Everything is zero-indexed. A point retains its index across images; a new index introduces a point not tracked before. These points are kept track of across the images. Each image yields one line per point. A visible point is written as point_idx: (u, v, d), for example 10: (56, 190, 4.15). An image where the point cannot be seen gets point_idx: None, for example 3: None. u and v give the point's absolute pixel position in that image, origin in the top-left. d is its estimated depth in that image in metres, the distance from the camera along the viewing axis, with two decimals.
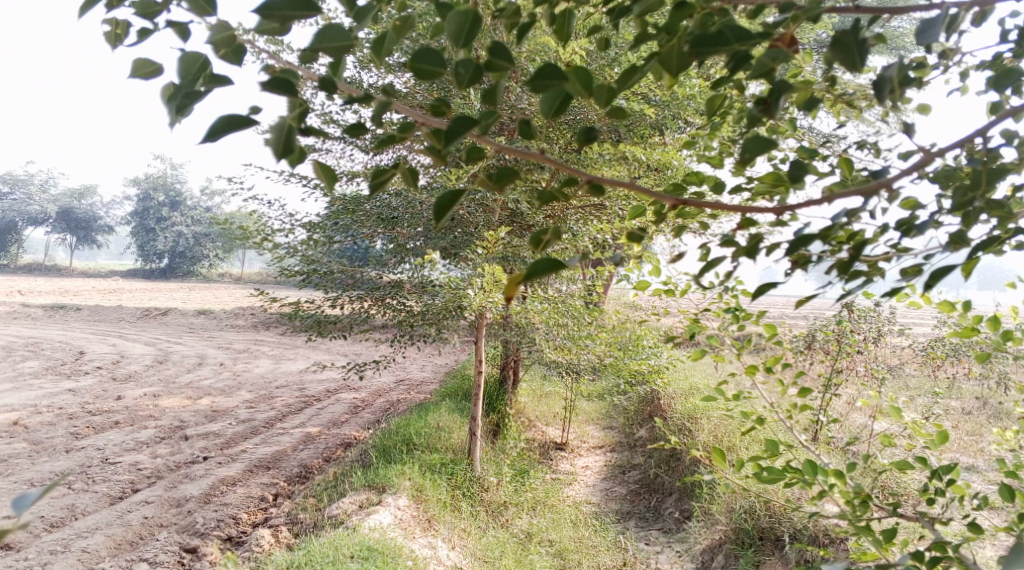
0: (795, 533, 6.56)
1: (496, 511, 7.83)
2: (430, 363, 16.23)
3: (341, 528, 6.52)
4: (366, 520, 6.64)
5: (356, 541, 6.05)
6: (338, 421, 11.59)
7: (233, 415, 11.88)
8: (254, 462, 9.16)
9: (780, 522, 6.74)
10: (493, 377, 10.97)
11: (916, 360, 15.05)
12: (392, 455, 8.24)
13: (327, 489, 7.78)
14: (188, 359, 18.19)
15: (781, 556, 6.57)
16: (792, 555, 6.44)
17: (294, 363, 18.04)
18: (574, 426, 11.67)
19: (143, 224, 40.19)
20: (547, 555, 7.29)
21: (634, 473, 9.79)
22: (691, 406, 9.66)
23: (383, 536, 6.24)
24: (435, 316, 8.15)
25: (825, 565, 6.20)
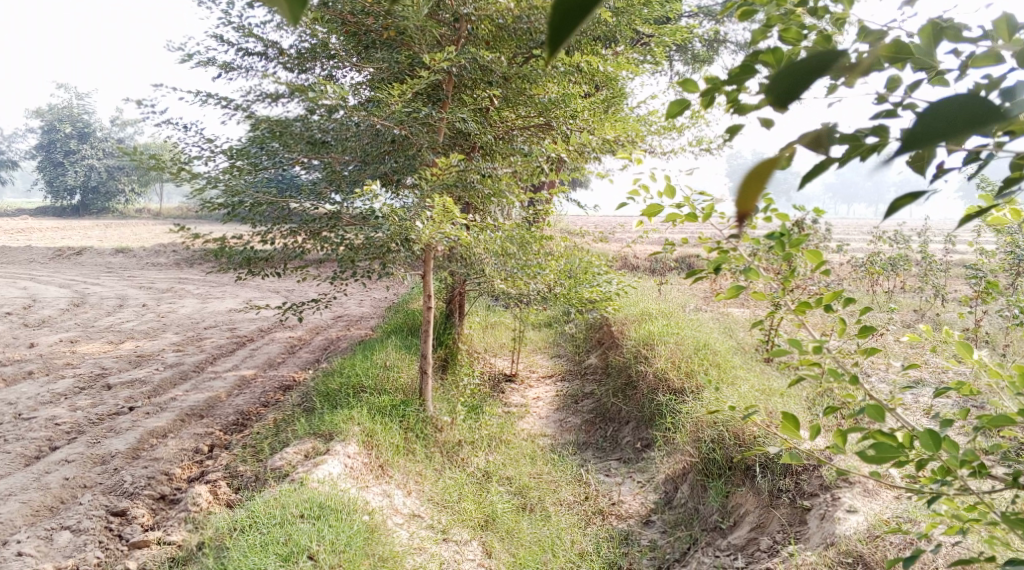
0: (767, 462, 6.17)
1: (452, 451, 7.41)
2: (368, 298, 15.58)
3: (287, 482, 5.96)
4: (314, 472, 6.11)
5: (304, 497, 5.53)
6: (275, 362, 10.96)
7: (159, 360, 11.13)
8: (185, 410, 8.52)
9: (751, 451, 6.32)
10: (438, 310, 10.46)
11: (856, 276, 15.02)
12: (337, 399, 7.69)
13: (268, 438, 7.21)
14: (107, 301, 17.14)
15: (752, 486, 6.24)
16: (765, 484, 6.14)
17: (222, 301, 17.18)
18: (523, 355, 11.27)
19: (49, 159, 37.89)
20: (508, 494, 6.92)
21: (587, 403, 9.45)
22: (647, 331, 9.29)
23: (334, 488, 5.75)
24: (379, 249, 7.55)
25: (801, 497, 5.93)
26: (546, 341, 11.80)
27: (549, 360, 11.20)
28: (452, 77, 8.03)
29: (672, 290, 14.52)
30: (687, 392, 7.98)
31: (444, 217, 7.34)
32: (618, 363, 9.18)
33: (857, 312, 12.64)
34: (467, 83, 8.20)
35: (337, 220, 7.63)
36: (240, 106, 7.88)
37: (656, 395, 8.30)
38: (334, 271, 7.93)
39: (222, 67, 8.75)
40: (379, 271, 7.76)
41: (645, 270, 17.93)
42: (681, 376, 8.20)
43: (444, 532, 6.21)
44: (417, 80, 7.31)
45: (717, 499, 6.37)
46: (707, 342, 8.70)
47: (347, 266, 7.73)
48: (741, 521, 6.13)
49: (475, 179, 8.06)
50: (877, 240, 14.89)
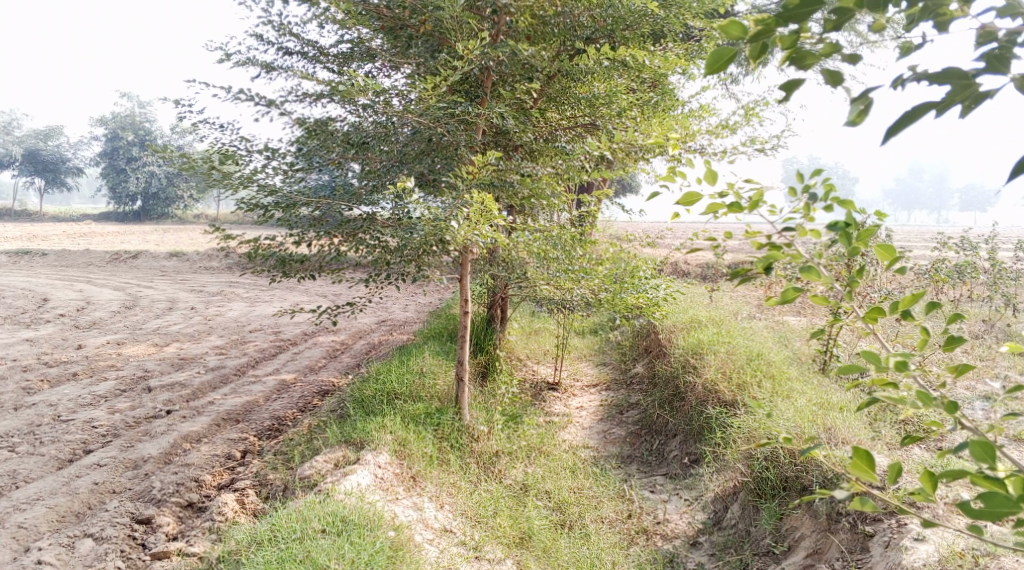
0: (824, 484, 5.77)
1: (488, 462, 7.13)
2: (413, 303, 15.39)
3: (314, 492, 5.76)
4: (342, 482, 5.89)
5: (329, 509, 5.34)
6: (316, 366, 10.81)
7: (201, 363, 11.07)
8: (221, 414, 8.39)
9: (807, 471, 5.92)
10: (480, 315, 10.20)
11: (918, 283, 14.35)
12: (371, 405, 7.46)
13: (300, 445, 7.02)
14: (157, 304, 17.24)
15: (809, 510, 5.84)
16: (823, 506, 5.74)
17: (269, 305, 17.17)
18: (567, 362, 10.94)
19: (112, 165, 38.72)
20: (546, 509, 6.66)
21: (632, 414, 9.09)
22: (696, 339, 8.89)
23: (360, 501, 5.51)
24: (414, 252, 7.33)
25: (859, 522, 5.53)
26: (592, 348, 11.44)
27: (594, 368, 10.83)
28: (491, 72, 7.81)
29: (724, 298, 14.03)
30: (738, 404, 7.59)
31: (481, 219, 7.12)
32: (664, 372, 8.80)
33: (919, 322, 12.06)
34: (507, 78, 7.94)
35: (372, 223, 7.42)
36: (277, 105, 7.73)
37: (705, 406, 7.91)
38: (370, 274, 7.71)
39: (261, 66, 8.63)
40: (415, 275, 7.53)
41: (697, 278, 17.43)
42: (733, 387, 7.80)
43: (476, 549, 5.93)
44: (450, 72, 7.09)
45: (770, 521, 5.97)
46: (760, 352, 8.27)
47: (383, 270, 7.50)
48: (796, 546, 5.76)
49: (515, 180, 7.79)
50: (941, 247, 14.22)
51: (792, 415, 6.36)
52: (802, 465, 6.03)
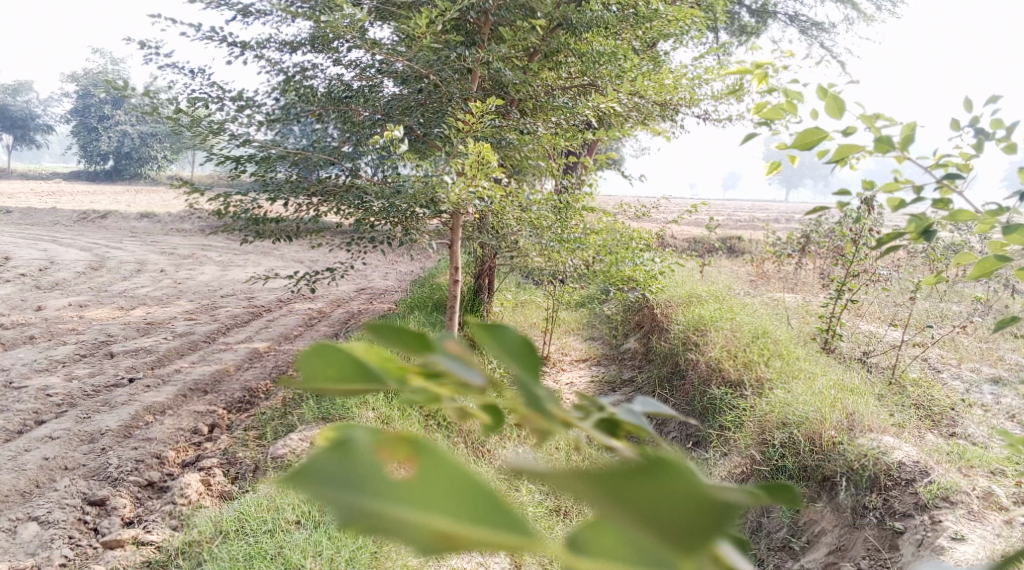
0: (850, 475, 5.31)
1: (477, 442, 6.60)
2: (394, 271, 14.77)
3: None
4: None
5: (303, 497, 4.84)
6: (291, 335, 10.21)
7: (169, 328, 10.42)
8: (189, 383, 7.78)
9: (831, 460, 5.43)
10: (467, 285, 9.63)
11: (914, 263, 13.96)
12: (351, 379, 6.88)
13: (273, 420, 6.44)
14: (126, 266, 16.48)
15: (831, 503, 5.36)
16: (847, 500, 5.30)
17: (243, 270, 16.48)
18: (556, 336, 10.40)
19: (84, 123, 37.50)
20: (539, 494, 6.17)
21: (627, 391, 8.59)
22: (696, 315, 8.35)
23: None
24: (401, 213, 6.72)
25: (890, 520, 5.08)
26: (580, 322, 10.91)
27: (583, 342, 10.31)
28: (487, 17, 7.20)
29: (716, 273, 13.55)
30: (745, 386, 7.10)
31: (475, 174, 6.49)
32: (661, 350, 8.26)
33: (919, 302, 11.64)
34: (505, 24, 7.30)
35: (354, 181, 6.76)
36: (253, 48, 7.08)
37: (708, 387, 7.40)
38: (351, 236, 7.07)
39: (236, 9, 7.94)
40: (402, 239, 6.91)
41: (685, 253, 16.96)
42: (739, 367, 7.30)
43: (466, 539, 5.41)
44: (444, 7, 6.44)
45: (784, 512, 5.50)
46: (766, 330, 7.79)
47: (365, 232, 6.88)
48: (816, 542, 5.31)
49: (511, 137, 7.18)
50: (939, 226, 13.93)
51: (813, 399, 5.85)
52: (824, 454, 5.54)
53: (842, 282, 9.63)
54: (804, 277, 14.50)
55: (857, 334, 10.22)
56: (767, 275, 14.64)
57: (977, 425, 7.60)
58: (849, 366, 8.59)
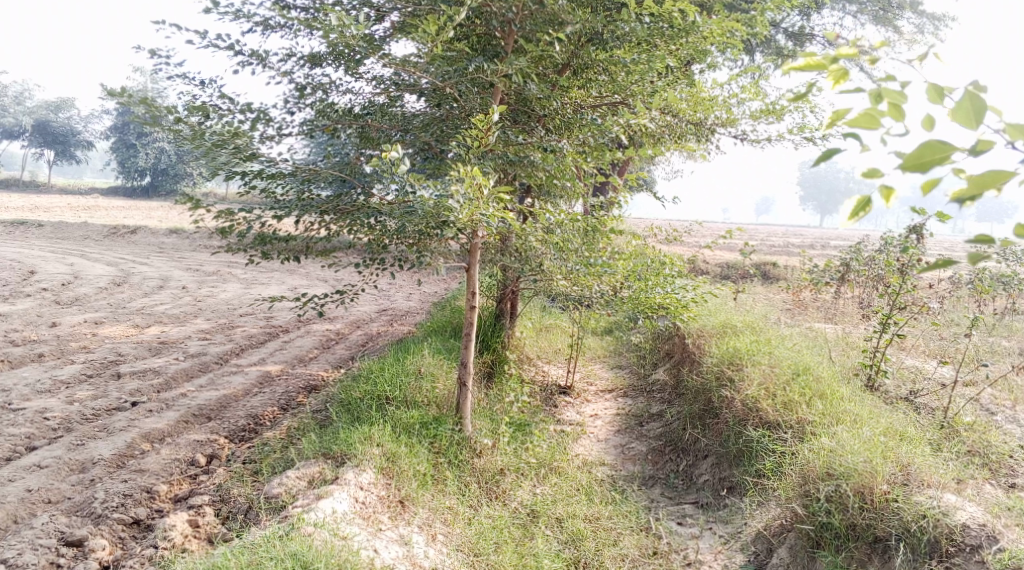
0: (907, 539, 4.86)
1: (491, 482, 6.15)
2: (418, 292, 14.39)
3: (279, 523, 4.78)
4: (313, 510, 4.92)
5: (289, 550, 4.46)
6: (306, 358, 9.81)
7: (181, 348, 10.08)
8: (192, 408, 7.39)
9: (885, 520, 4.96)
10: (489, 310, 9.18)
11: (960, 295, 13.31)
12: (358, 411, 6.43)
13: (274, 454, 6.03)
14: (149, 281, 16.21)
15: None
16: (906, 567, 4.84)
17: (266, 288, 16.19)
18: (581, 363, 9.92)
19: (121, 138, 37.78)
20: (556, 543, 5.77)
21: (654, 426, 8.07)
22: (731, 346, 7.75)
23: (330, 543, 4.60)
24: (415, 234, 6.30)
25: None
26: (608, 349, 10.40)
27: (610, 371, 9.81)
28: (513, 28, 6.81)
29: (751, 301, 12.99)
30: (784, 428, 6.60)
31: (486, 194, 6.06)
32: (693, 384, 7.72)
33: (965, 336, 11.03)
34: (531, 34, 6.88)
35: (366, 202, 6.36)
36: (266, 58, 6.73)
37: (744, 428, 6.86)
38: (362, 258, 6.65)
39: (254, 21, 7.62)
40: (415, 261, 6.47)
41: (718, 278, 16.36)
42: (777, 407, 6.76)
43: None
44: (457, 13, 6.02)
45: None
46: (807, 366, 7.23)
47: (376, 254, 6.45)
48: None
49: (536, 156, 6.75)
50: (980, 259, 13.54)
51: (862, 447, 5.30)
52: (877, 511, 5.05)
53: (888, 314, 9.04)
54: (843, 306, 13.85)
55: (901, 371, 9.62)
56: (803, 303, 14.02)
57: None
58: (895, 406, 8.02)
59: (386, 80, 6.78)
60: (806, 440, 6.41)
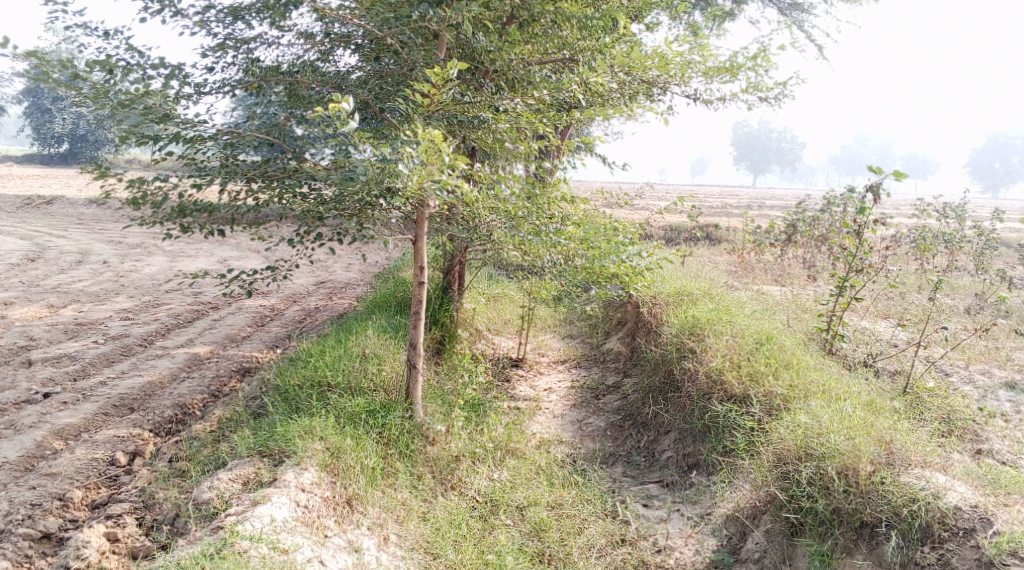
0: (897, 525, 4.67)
1: (446, 470, 5.70)
2: (356, 263, 13.75)
3: (211, 541, 4.30)
4: (252, 523, 4.44)
5: None
6: (237, 337, 9.15)
7: (100, 330, 9.32)
8: (113, 396, 6.75)
9: (871, 505, 4.76)
10: (436, 282, 8.64)
11: (905, 254, 13.26)
12: (296, 400, 5.88)
13: (203, 451, 5.47)
14: (65, 256, 15.16)
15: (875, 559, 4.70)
16: (896, 556, 4.62)
17: (193, 261, 15.31)
18: (531, 333, 9.49)
19: (34, 103, 35.68)
20: (519, 536, 5.37)
21: (611, 399, 7.71)
22: (690, 316, 7.38)
23: (268, 563, 4.24)
24: (354, 206, 5.73)
25: None
26: (558, 318, 9.98)
27: (561, 341, 9.41)
28: None
29: (701, 265, 12.69)
30: (752, 401, 6.28)
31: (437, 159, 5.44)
32: (652, 356, 7.35)
33: (914, 298, 10.93)
34: None
35: (299, 167, 5.69)
36: (181, 8, 6.00)
37: (709, 402, 6.51)
38: (296, 231, 6.03)
39: None
40: (354, 235, 5.87)
41: (662, 242, 16.04)
42: (743, 379, 6.43)
43: None
44: None
45: (816, 566, 4.83)
46: (770, 335, 6.93)
47: (312, 227, 5.83)
48: None
49: (488, 117, 6.20)
50: (920, 216, 13.56)
51: (843, 435, 5.06)
52: (864, 495, 4.83)
53: (845, 277, 8.79)
54: (789, 267, 13.65)
55: (855, 334, 9.44)
56: (749, 265, 13.78)
57: (999, 441, 6.84)
58: (856, 372, 7.79)
59: (317, 34, 6.14)
60: (777, 415, 6.10)
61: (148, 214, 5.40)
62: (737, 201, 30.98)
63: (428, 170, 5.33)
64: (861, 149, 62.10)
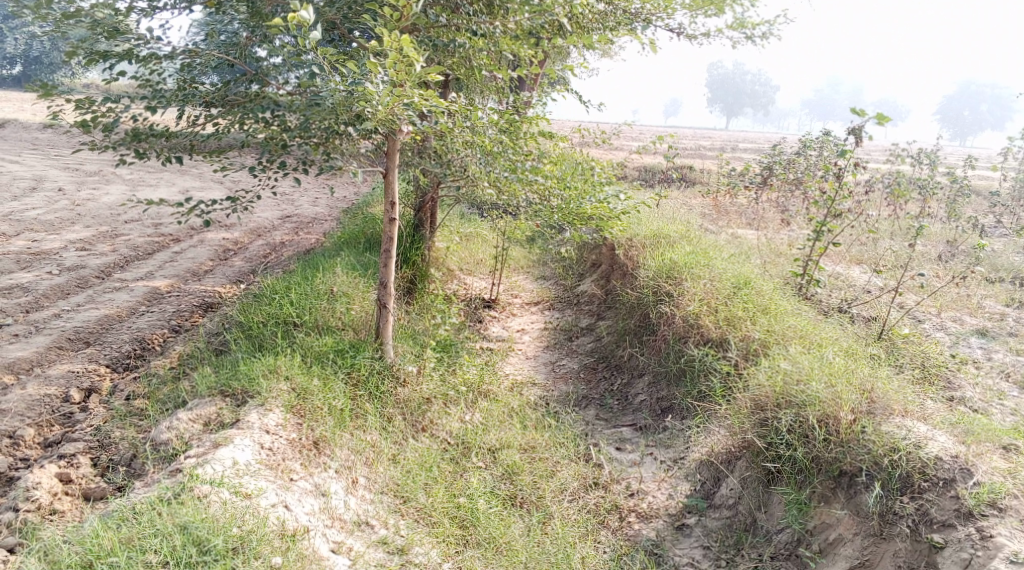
0: (879, 478, 4.59)
1: (417, 412, 5.53)
2: (325, 198, 13.39)
3: (169, 486, 4.12)
4: (212, 467, 4.25)
5: (178, 521, 3.91)
6: (200, 271, 8.85)
7: (55, 260, 8.96)
8: (68, 330, 6.47)
9: (852, 456, 4.69)
10: (407, 220, 8.37)
11: (881, 201, 13.16)
12: (261, 338, 5.65)
13: (162, 389, 5.24)
14: (19, 182, 14.59)
15: (854, 509, 4.64)
16: (875, 506, 4.56)
17: (155, 193, 14.82)
18: (504, 274, 9.28)
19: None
20: (491, 479, 5.23)
21: (585, 341, 7.57)
22: (667, 258, 7.22)
23: (228, 509, 4.07)
24: (322, 135, 5.41)
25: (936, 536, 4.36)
26: (532, 259, 9.78)
27: (535, 282, 9.22)
28: None
29: (676, 208, 12.51)
30: (729, 346, 6.18)
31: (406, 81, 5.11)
32: (628, 299, 7.20)
33: (890, 245, 10.86)
34: None
35: (263, 91, 5.35)
36: None
37: (685, 346, 6.40)
38: (259, 159, 5.73)
39: None
40: (321, 166, 5.58)
41: (636, 183, 15.82)
42: (720, 323, 6.31)
43: (403, 551, 4.48)
44: None
45: (792, 514, 4.78)
46: (748, 279, 6.80)
47: (277, 155, 5.52)
48: (833, 552, 4.60)
49: (464, 43, 5.87)
50: (896, 162, 13.46)
51: (825, 387, 4.93)
52: (845, 446, 4.76)
53: (823, 221, 8.65)
54: (764, 211, 13.52)
55: (830, 280, 9.35)
56: (723, 208, 13.62)
57: (973, 390, 6.81)
58: (831, 318, 7.71)
59: None
60: (754, 360, 6.00)
61: (98, 139, 5.09)
62: (711, 144, 30.73)
63: (398, 93, 4.97)
64: (834, 94, 61.88)
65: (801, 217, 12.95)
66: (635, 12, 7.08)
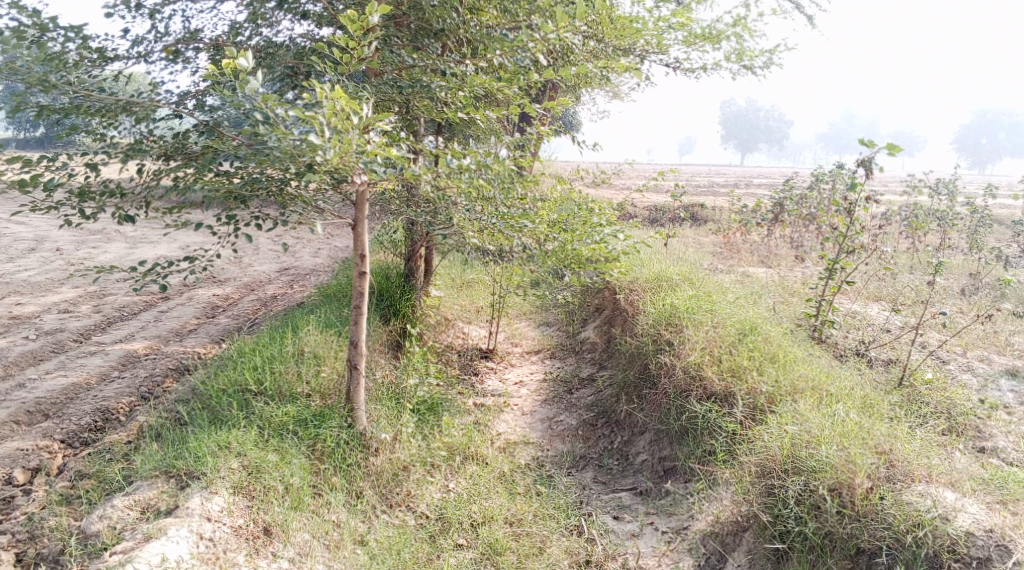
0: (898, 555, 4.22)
1: (390, 484, 5.12)
2: (325, 248, 13.04)
3: None
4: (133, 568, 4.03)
5: None
6: (183, 331, 8.48)
7: (33, 324, 8.62)
8: (28, 400, 6.04)
9: (870, 531, 4.31)
10: (396, 270, 7.97)
11: (900, 234, 12.60)
12: (222, 409, 5.22)
13: (111, 468, 4.82)
14: (18, 243, 14.37)
15: None
16: None
17: (154, 249, 14.55)
18: (504, 321, 8.82)
19: None
20: (470, 561, 4.74)
21: (585, 394, 7.05)
22: (668, 304, 6.73)
23: None
24: (280, 188, 5.04)
25: None
26: (534, 305, 9.31)
27: (536, 329, 8.76)
28: None
29: (685, 248, 12.03)
30: (735, 400, 5.66)
31: (355, 125, 4.73)
32: (628, 348, 6.70)
33: (911, 281, 10.31)
34: None
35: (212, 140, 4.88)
36: None
37: (687, 401, 5.86)
38: (217, 215, 5.32)
39: None
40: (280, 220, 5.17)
41: (645, 223, 15.33)
42: (724, 375, 5.81)
43: None
44: None
45: None
46: (754, 325, 6.31)
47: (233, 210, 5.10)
48: None
49: (434, 83, 5.48)
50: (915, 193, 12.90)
51: (822, 455, 4.54)
52: (863, 520, 4.36)
53: (835, 258, 8.13)
54: (776, 248, 12.98)
55: (846, 319, 8.80)
56: (735, 246, 13.10)
57: (1007, 440, 6.23)
58: (848, 363, 7.17)
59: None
60: (760, 417, 5.49)
61: (37, 199, 4.71)
62: (725, 181, 30.22)
63: (344, 138, 4.61)
64: (849, 126, 61.40)
65: (817, 254, 12.41)
66: (625, 47, 6.69)
